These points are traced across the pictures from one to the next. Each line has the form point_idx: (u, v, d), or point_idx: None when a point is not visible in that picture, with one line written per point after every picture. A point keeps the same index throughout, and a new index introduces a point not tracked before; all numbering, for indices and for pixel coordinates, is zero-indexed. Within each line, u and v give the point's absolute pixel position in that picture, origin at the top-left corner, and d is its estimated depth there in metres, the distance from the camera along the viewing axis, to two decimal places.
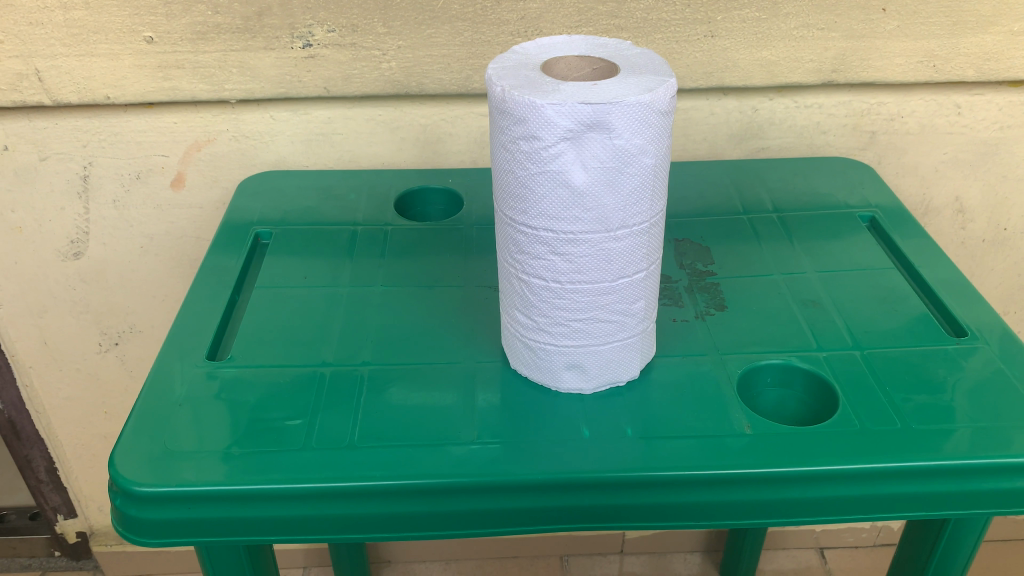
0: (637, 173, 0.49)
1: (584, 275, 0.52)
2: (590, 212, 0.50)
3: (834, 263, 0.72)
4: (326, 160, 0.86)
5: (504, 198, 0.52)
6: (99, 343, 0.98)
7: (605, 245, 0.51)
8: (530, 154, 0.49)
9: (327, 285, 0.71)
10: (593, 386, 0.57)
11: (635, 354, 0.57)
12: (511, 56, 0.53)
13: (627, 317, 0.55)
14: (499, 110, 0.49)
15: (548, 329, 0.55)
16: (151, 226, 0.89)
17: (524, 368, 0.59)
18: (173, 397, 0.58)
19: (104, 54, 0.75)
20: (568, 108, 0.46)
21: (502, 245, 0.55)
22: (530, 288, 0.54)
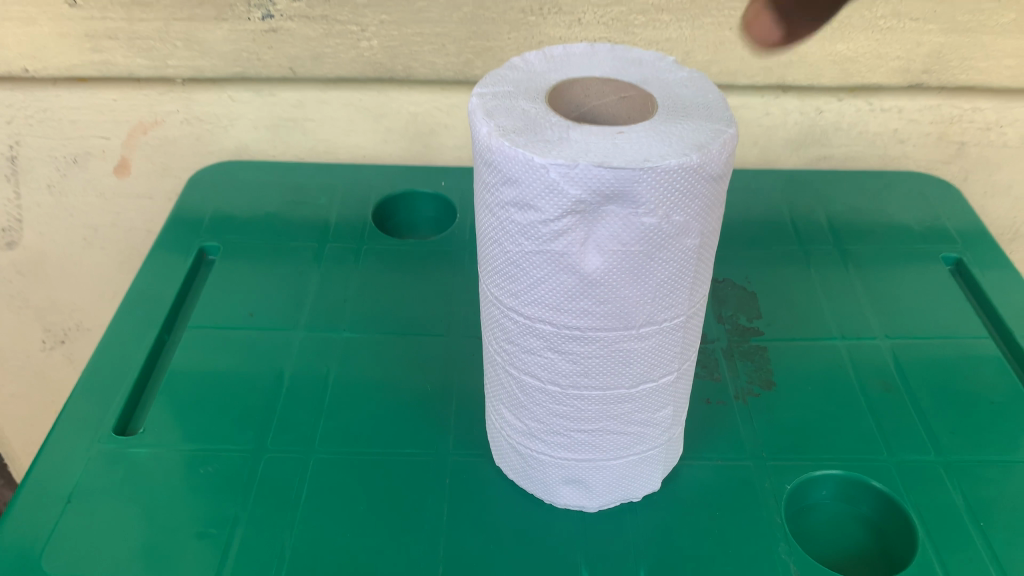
0: (674, 258, 0.35)
1: (592, 380, 0.39)
2: (605, 306, 0.35)
3: (910, 325, 0.58)
4: (297, 150, 0.72)
5: (490, 272, 0.38)
6: (43, 340, 0.86)
7: (623, 345, 0.37)
8: (524, 226, 0.34)
9: (278, 326, 0.57)
10: (598, 501, 0.45)
11: (654, 464, 0.45)
12: (508, 74, 0.38)
13: (647, 425, 0.42)
14: (484, 160, 0.34)
15: (543, 435, 0.42)
16: (95, 215, 0.76)
17: (511, 469, 0.46)
18: (66, 486, 0.46)
19: (17, 18, 0.60)
20: (579, 172, 0.31)
21: (486, 324, 0.41)
22: (520, 386, 0.41)
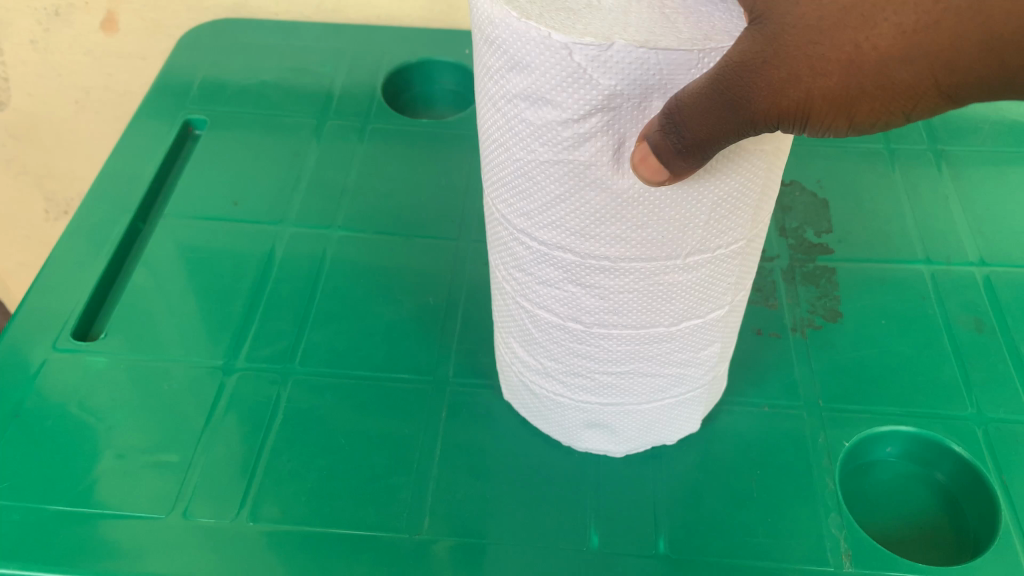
0: (742, 169, 0.25)
1: (623, 317, 0.30)
2: (645, 232, 0.26)
3: (1011, 250, 0.48)
4: (302, 9, 0.62)
5: (495, 183, 0.29)
6: (45, 210, 0.81)
7: (664, 278, 0.28)
8: (537, 127, 0.24)
9: (267, 217, 0.50)
10: (626, 446, 0.38)
11: (694, 406, 0.37)
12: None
13: (689, 366, 0.34)
14: (480, 35, 0.24)
15: (562, 375, 0.35)
16: (85, 76, 0.69)
17: (523, 406, 0.39)
18: (17, 395, 0.41)
19: None
20: (615, 56, 0.21)
21: (493, 241, 0.33)
22: (534, 319, 0.33)
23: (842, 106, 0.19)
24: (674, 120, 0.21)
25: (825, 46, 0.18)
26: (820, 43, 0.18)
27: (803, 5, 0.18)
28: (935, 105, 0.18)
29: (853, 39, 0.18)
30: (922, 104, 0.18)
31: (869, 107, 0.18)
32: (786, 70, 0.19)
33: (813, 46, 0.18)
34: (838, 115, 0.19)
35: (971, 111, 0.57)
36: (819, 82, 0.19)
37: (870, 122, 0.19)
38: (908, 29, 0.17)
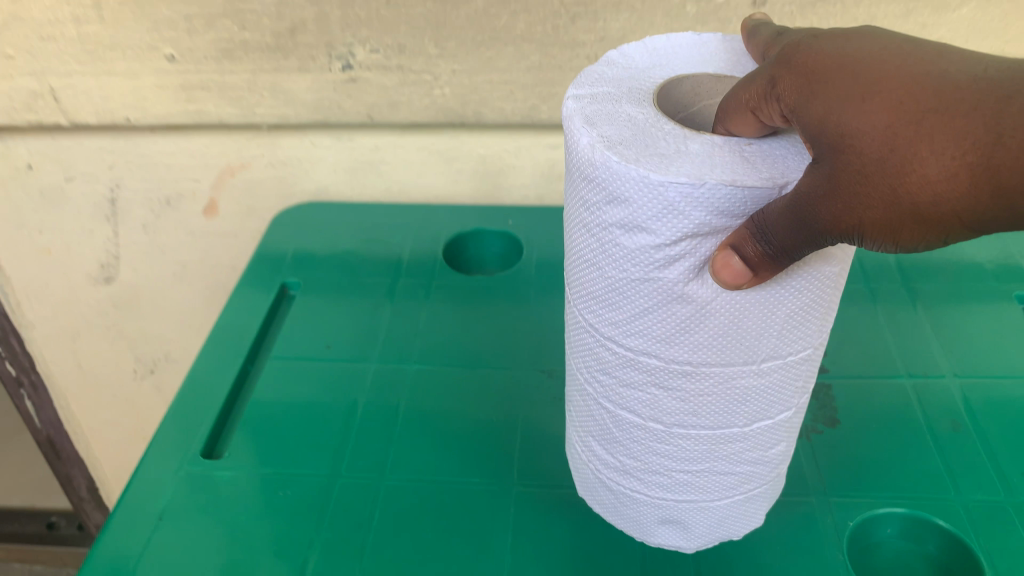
0: (801, 291, 0.31)
1: (699, 417, 0.36)
2: (724, 338, 0.32)
3: (978, 365, 0.57)
4: (372, 192, 0.76)
5: (587, 298, 0.35)
6: (134, 370, 0.92)
7: (739, 380, 0.34)
8: (632, 251, 0.31)
9: (356, 356, 0.60)
10: (696, 542, 0.44)
11: (756, 503, 0.43)
12: (604, 76, 0.36)
13: (754, 465, 0.40)
14: (586, 177, 0.31)
15: (639, 472, 0.40)
16: (185, 252, 0.81)
17: (599, 502, 0.46)
18: (159, 503, 0.49)
19: (122, 73, 0.66)
20: (706, 192, 0.28)
21: (580, 351, 0.39)
22: (616, 420, 0.39)
23: (896, 227, 0.26)
24: (764, 231, 0.28)
25: (884, 184, 0.25)
26: (868, 187, 0.26)
27: (853, 158, 0.26)
28: (966, 230, 0.25)
29: (894, 184, 0.25)
30: (957, 228, 0.25)
31: (909, 230, 0.26)
32: (844, 204, 0.26)
33: (876, 182, 0.25)
34: (887, 234, 0.26)
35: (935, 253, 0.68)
36: (880, 209, 0.26)
37: (912, 240, 0.26)
38: (949, 178, 0.24)
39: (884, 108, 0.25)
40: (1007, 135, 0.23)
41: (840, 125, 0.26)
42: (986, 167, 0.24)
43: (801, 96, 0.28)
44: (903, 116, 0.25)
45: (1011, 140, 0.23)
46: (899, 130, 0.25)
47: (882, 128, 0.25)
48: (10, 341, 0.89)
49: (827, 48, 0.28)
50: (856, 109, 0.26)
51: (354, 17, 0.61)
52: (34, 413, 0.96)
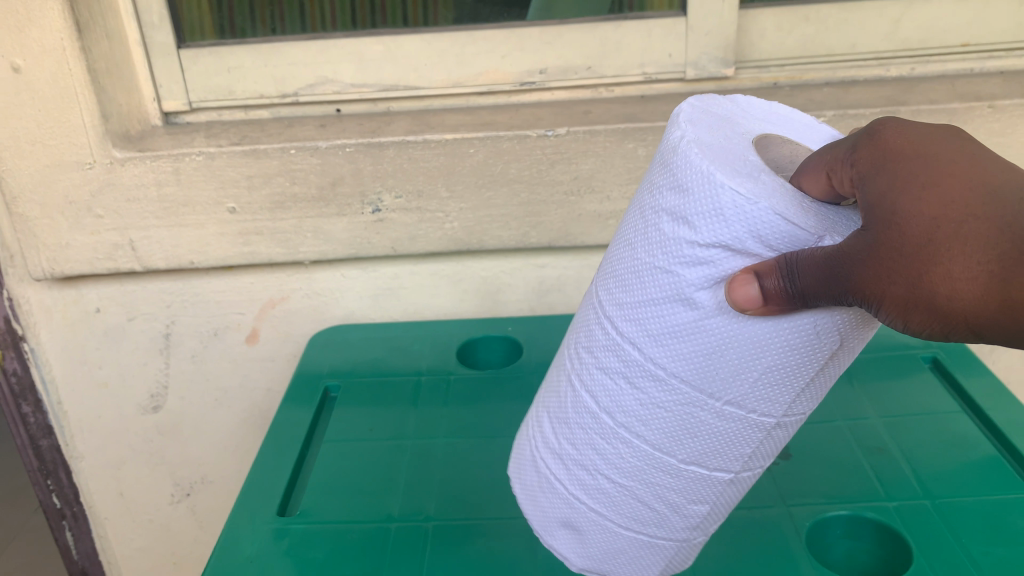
0: (768, 350, 0.41)
1: (640, 429, 0.46)
2: (700, 358, 0.42)
3: (899, 408, 0.70)
4: (391, 314, 0.90)
5: (616, 278, 0.47)
6: (172, 494, 1.01)
7: (695, 411, 0.44)
8: (671, 244, 0.42)
9: (392, 436, 0.72)
10: (585, 554, 0.53)
11: (653, 555, 0.52)
12: (720, 108, 0.47)
13: (667, 507, 0.49)
14: (669, 165, 0.43)
15: (574, 461, 0.51)
16: (227, 378, 0.94)
17: (523, 486, 0.56)
18: (245, 553, 0.60)
19: (190, 224, 0.81)
20: (747, 205, 0.39)
21: (584, 333, 0.50)
22: (579, 402, 0.50)
23: (911, 307, 0.36)
24: (794, 275, 0.38)
25: (916, 265, 0.36)
26: (903, 263, 0.36)
27: (900, 237, 0.36)
28: (967, 326, 0.36)
29: (923, 267, 0.35)
30: (960, 320, 0.36)
31: (920, 309, 0.36)
32: (881, 274, 0.36)
33: (910, 262, 0.36)
34: (906, 306, 0.36)
35: None
36: (905, 287, 0.36)
37: (920, 321, 0.37)
38: (972, 277, 0.34)
39: (937, 204, 0.35)
40: (1020, 255, 0.33)
41: (899, 207, 0.36)
42: (999, 276, 0.34)
43: (874, 170, 0.38)
44: (948, 216, 0.35)
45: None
46: (944, 228, 0.35)
47: (931, 220, 0.35)
48: (60, 475, 0.98)
49: (906, 142, 0.38)
50: (918, 199, 0.36)
51: (382, 170, 0.78)
52: (72, 545, 1.03)
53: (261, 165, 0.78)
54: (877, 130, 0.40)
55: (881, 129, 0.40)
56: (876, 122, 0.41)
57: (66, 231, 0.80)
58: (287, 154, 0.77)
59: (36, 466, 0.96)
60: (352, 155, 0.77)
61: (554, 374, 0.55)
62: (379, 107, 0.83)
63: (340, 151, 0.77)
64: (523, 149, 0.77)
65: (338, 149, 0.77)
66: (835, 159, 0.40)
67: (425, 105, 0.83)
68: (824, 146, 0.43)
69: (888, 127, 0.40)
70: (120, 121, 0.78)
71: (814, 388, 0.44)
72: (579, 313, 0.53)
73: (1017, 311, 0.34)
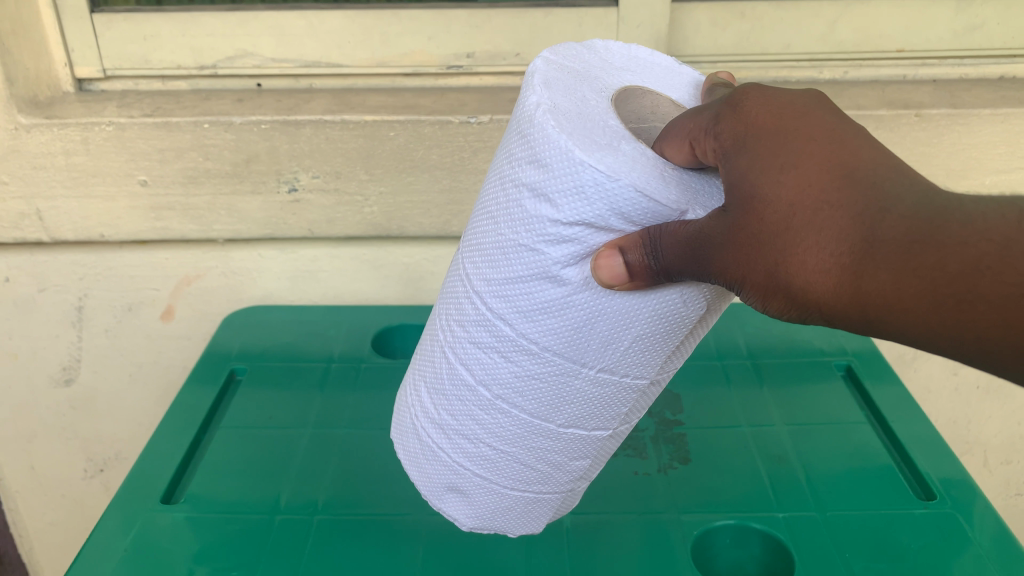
0: (637, 321, 0.41)
1: (517, 399, 0.45)
2: (571, 331, 0.42)
3: (804, 416, 0.70)
4: (311, 296, 0.89)
5: (479, 253, 0.44)
6: (84, 469, 0.99)
7: (572, 380, 0.43)
8: (534, 220, 0.40)
9: (294, 423, 0.70)
10: (474, 516, 0.53)
11: (539, 509, 0.52)
12: (579, 60, 0.45)
13: (550, 466, 0.49)
14: (523, 133, 0.40)
15: (453, 432, 0.49)
16: (141, 354, 0.92)
17: (405, 454, 0.55)
18: (121, 542, 0.58)
19: (100, 196, 0.78)
20: (611, 184, 0.37)
21: (453, 304, 0.48)
22: (453, 377, 0.48)
23: (770, 292, 0.36)
24: (655, 251, 0.37)
25: (772, 254, 0.35)
26: (760, 248, 0.35)
27: (757, 222, 0.35)
28: (821, 316, 0.35)
29: (778, 255, 0.35)
30: (814, 311, 0.35)
31: (778, 296, 0.36)
32: (740, 257, 0.36)
33: (767, 247, 0.35)
34: (765, 291, 0.36)
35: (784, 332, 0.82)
36: (763, 275, 0.36)
37: (778, 308, 0.36)
38: (824, 269, 0.33)
39: (797, 188, 0.34)
40: (869, 246, 0.32)
41: (758, 190, 0.35)
42: (850, 268, 0.33)
43: (737, 146, 0.36)
44: (805, 199, 0.34)
45: (873, 252, 0.32)
46: (800, 214, 0.34)
47: (787, 206, 0.34)
48: None
49: (771, 116, 0.36)
50: (778, 182, 0.34)
51: (299, 150, 0.76)
52: None
53: (174, 138, 0.75)
54: (742, 101, 0.38)
55: (745, 99, 0.38)
56: (739, 89, 0.39)
57: None
58: (200, 129, 0.75)
59: None
60: (268, 132, 0.75)
61: (426, 340, 0.53)
62: (302, 83, 0.80)
63: (254, 128, 0.75)
64: (445, 135, 0.75)
65: (254, 125, 0.74)
66: (698, 128, 0.38)
67: (348, 84, 0.80)
68: (688, 112, 0.40)
69: (753, 99, 0.38)
70: (27, 85, 0.75)
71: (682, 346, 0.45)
72: (445, 280, 0.51)
73: (867, 306, 0.33)
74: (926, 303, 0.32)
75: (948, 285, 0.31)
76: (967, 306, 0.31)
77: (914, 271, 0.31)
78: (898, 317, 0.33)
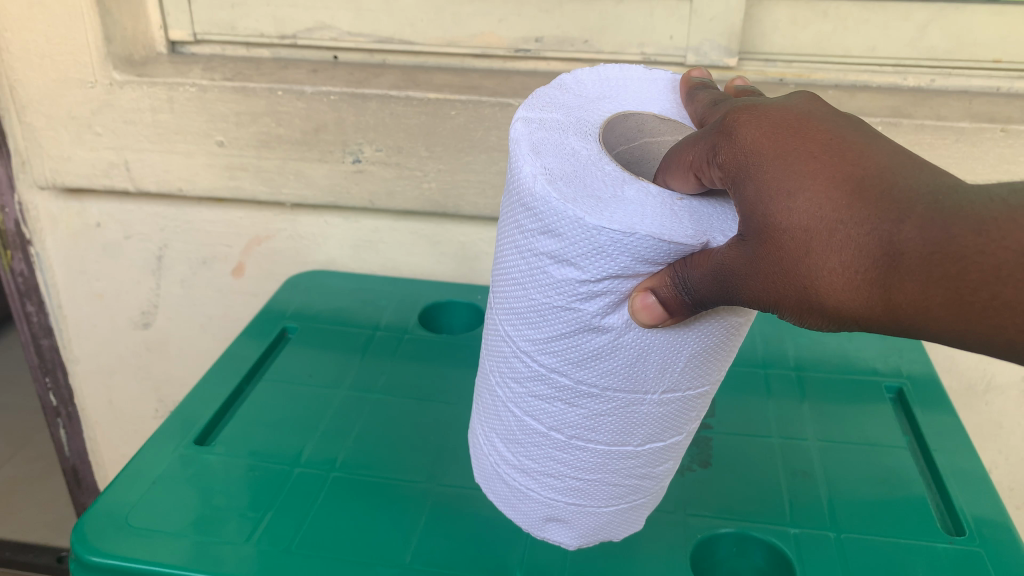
0: (688, 342, 0.41)
1: (591, 435, 0.46)
2: (627, 370, 0.42)
3: (841, 434, 0.67)
4: (370, 266, 0.92)
5: (514, 315, 0.44)
6: (156, 409, 1.06)
7: (639, 407, 0.44)
8: (562, 281, 0.40)
9: (330, 384, 0.73)
10: (579, 536, 0.54)
11: (637, 512, 0.53)
12: (556, 102, 0.45)
13: (636, 480, 0.49)
14: (525, 204, 0.39)
15: (537, 472, 0.50)
16: (212, 306, 0.97)
17: (496, 498, 0.56)
18: (154, 473, 0.62)
19: (181, 152, 0.83)
20: (634, 241, 0.36)
21: (501, 361, 0.48)
22: (523, 428, 0.49)
23: (806, 311, 0.35)
24: (687, 286, 0.36)
25: (797, 276, 0.34)
26: (786, 275, 0.34)
27: (779, 253, 0.34)
28: (861, 326, 0.34)
29: (805, 280, 0.34)
30: (852, 323, 0.34)
31: (813, 315, 0.35)
32: (769, 284, 0.35)
33: (792, 272, 0.34)
34: (800, 309, 0.35)
35: (839, 347, 0.79)
36: (794, 296, 0.35)
37: (817, 323, 0.35)
38: (853, 287, 0.32)
39: (810, 211, 0.32)
40: (892, 260, 0.31)
41: (771, 217, 0.34)
42: (877, 282, 0.31)
43: (741, 175, 0.35)
44: (820, 221, 0.32)
45: (897, 265, 0.31)
46: (817, 236, 0.32)
47: (804, 234, 0.33)
48: (58, 375, 1.04)
49: (771, 140, 0.35)
50: (789, 207, 0.33)
51: (365, 123, 0.78)
52: (65, 442, 1.10)
53: (249, 102, 0.79)
54: (734, 128, 0.36)
55: (738, 125, 0.36)
56: (729, 113, 0.37)
57: (67, 144, 0.84)
58: (274, 95, 0.78)
59: (36, 362, 1.03)
60: (336, 103, 0.77)
61: (481, 390, 0.53)
62: (375, 58, 0.83)
63: (324, 98, 0.77)
64: (505, 117, 0.76)
65: (323, 96, 0.77)
66: (698, 159, 0.38)
67: (420, 62, 0.82)
68: (685, 139, 0.40)
69: (745, 120, 0.36)
70: (124, 44, 0.80)
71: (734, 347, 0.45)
72: (485, 336, 0.51)
73: (903, 317, 0.32)
74: (957, 309, 0.30)
75: (974, 292, 0.30)
76: (992, 312, 0.30)
77: (939, 281, 0.30)
78: (932, 324, 0.31)
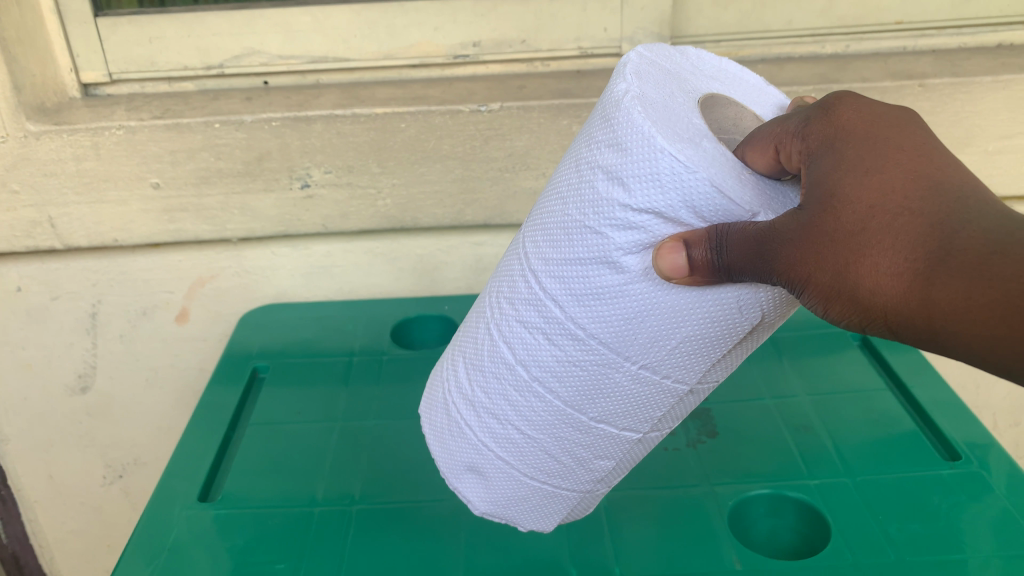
0: (689, 321, 0.40)
1: (554, 384, 0.44)
2: (617, 320, 0.41)
3: (826, 385, 0.71)
4: (326, 292, 0.89)
5: (543, 231, 0.44)
6: (103, 476, 0.99)
7: (610, 375, 0.43)
8: (601, 202, 0.39)
9: (322, 418, 0.70)
10: (489, 500, 0.52)
11: (552, 505, 0.52)
12: (674, 61, 0.45)
13: (573, 461, 0.48)
14: (608, 116, 0.40)
15: (483, 410, 0.48)
16: (156, 359, 0.92)
17: (431, 427, 0.54)
18: (165, 540, 0.58)
19: (113, 201, 0.78)
20: (686, 174, 0.36)
21: (506, 281, 0.47)
22: (492, 355, 0.47)
23: (833, 297, 0.35)
24: (722, 246, 0.36)
25: (843, 254, 0.35)
26: (830, 247, 0.35)
27: (833, 222, 0.35)
28: (884, 323, 0.35)
29: (848, 255, 0.34)
30: (877, 318, 0.35)
31: (841, 300, 0.35)
32: (810, 261, 0.35)
33: (839, 247, 0.35)
34: (828, 293, 0.36)
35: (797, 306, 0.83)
36: (829, 275, 0.35)
37: (839, 313, 0.36)
38: (896, 272, 0.33)
39: (878, 192, 0.34)
40: (944, 255, 0.32)
41: (840, 188, 0.35)
42: (922, 273, 0.32)
43: (824, 152, 0.37)
44: (885, 202, 0.34)
45: (948, 260, 0.32)
46: (878, 217, 0.34)
47: (869, 208, 0.34)
48: None
49: (859, 127, 0.37)
50: (859, 184, 0.35)
51: (311, 145, 0.76)
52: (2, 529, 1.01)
53: (185, 140, 0.75)
54: (833, 106, 0.39)
55: (836, 106, 0.39)
56: (830, 98, 0.40)
57: None
58: (210, 128, 0.74)
59: None
60: (279, 129, 0.75)
61: (469, 319, 0.52)
62: (308, 79, 0.81)
63: (265, 125, 0.75)
64: (456, 124, 0.75)
65: (264, 123, 0.74)
66: (784, 133, 0.39)
67: (355, 78, 0.81)
68: (775, 119, 0.41)
69: (846, 106, 0.38)
70: (35, 92, 0.75)
71: (724, 362, 0.45)
72: (501, 258, 0.50)
73: (937, 320, 0.32)
74: (996, 316, 0.31)
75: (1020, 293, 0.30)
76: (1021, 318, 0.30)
77: (988, 280, 0.31)
78: (963, 326, 0.32)
